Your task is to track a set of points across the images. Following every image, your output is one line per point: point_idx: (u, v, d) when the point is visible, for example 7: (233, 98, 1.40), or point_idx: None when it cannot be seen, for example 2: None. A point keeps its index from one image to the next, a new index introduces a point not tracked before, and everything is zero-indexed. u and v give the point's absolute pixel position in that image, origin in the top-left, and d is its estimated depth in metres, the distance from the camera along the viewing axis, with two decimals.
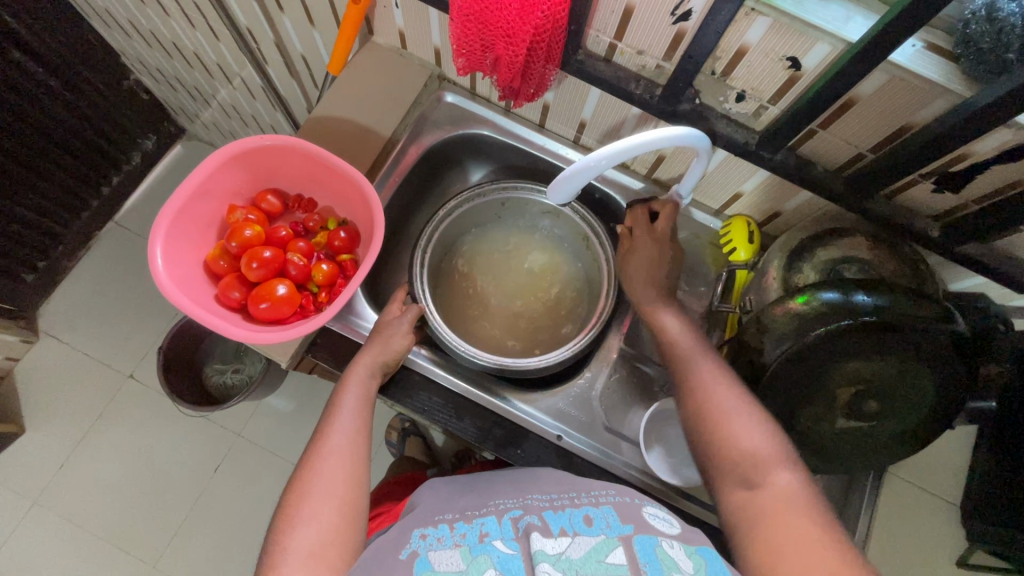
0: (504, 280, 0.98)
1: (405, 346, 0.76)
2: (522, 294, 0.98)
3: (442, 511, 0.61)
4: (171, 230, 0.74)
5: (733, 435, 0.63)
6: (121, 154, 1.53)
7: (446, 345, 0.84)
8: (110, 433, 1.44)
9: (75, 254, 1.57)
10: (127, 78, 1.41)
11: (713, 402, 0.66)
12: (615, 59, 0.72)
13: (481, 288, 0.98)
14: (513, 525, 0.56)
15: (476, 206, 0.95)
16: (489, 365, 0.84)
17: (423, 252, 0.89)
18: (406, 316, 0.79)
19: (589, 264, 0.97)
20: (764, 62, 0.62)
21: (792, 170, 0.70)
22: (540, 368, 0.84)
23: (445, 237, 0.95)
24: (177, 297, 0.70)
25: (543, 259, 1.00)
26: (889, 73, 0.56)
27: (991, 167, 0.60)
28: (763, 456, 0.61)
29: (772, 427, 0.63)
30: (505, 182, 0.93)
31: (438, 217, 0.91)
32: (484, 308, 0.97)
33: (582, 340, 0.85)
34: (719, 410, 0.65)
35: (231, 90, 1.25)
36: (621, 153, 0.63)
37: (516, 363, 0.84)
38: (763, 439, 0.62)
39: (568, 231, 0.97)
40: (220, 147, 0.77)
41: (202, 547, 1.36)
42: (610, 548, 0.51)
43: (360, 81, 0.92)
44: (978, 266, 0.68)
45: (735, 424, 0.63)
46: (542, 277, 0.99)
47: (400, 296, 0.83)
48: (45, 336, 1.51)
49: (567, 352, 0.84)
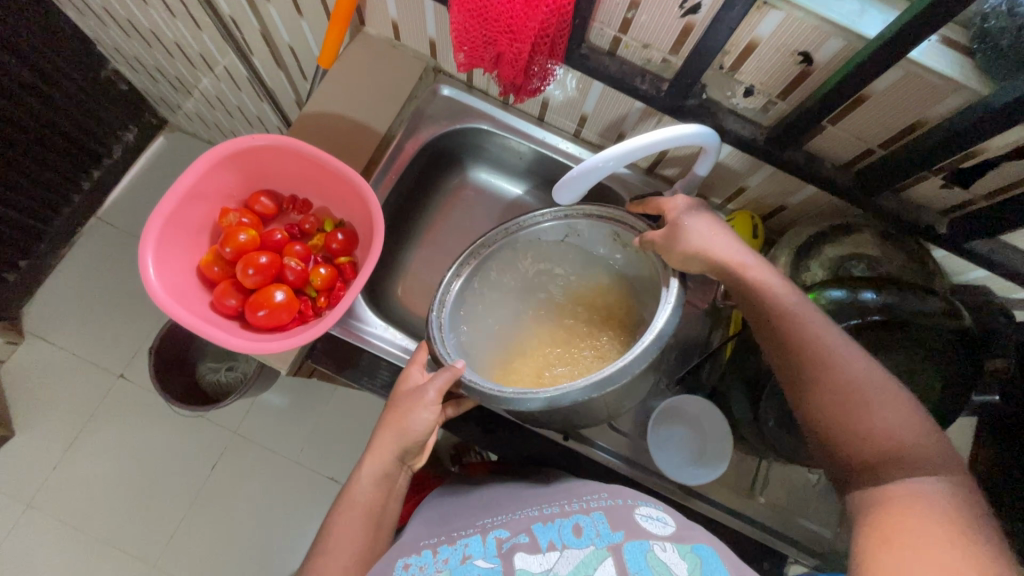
0: (538, 338, 0.81)
1: (427, 421, 0.66)
2: (562, 349, 0.79)
3: (429, 536, 0.63)
4: (162, 237, 0.72)
5: (876, 424, 0.52)
6: (102, 149, 1.48)
7: (490, 401, 0.65)
8: (103, 433, 1.42)
9: (57, 251, 1.52)
10: (104, 67, 1.35)
11: (849, 379, 0.54)
12: (619, 53, 0.70)
13: (518, 338, 0.81)
14: (497, 544, 0.58)
15: (499, 257, 0.82)
16: (540, 402, 0.63)
17: (442, 312, 0.75)
18: (439, 379, 0.65)
19: (641, 269, 0.80)
20: (776, 57, 0.60)
21: (801, 167, 0.69)
22: (612, 380, 0.62)
23: (476, 289, 0.81)
24: (173, 308, 0.67)
25: (584, 283, 0.84)
26: (905, 69, 0.54)
27: (1001, 164, 0.60)
28: (908, 452, 0.50)
29: (915, 403, 0.53)
30: (506, 224, 0.81)
31: (450, 277, 0.78)
32: (519, 358, 0.79)
33: (670, 312, 0.64)
34: (856, 392, 0.53)
35: (214, 80, 1.20)
36: (630, 154, 0.62)
37: (587, 385, 0.62)
38: (913, 424, 0.51)
39: (606, 237, 0.81)
40: (210, 148, 0.74)
41: (202, 547, 1.35)
42: (599, 560, 0.53)
43: (353, 75, 0.88)
44: (985, 261, 0.68)
45: (881, 408, 0.52)
46: (582, 308, 0.83)
47: (421, 357, 0.71)
48: (30, 337, 1.47)
49: (653, 337, 0.63)
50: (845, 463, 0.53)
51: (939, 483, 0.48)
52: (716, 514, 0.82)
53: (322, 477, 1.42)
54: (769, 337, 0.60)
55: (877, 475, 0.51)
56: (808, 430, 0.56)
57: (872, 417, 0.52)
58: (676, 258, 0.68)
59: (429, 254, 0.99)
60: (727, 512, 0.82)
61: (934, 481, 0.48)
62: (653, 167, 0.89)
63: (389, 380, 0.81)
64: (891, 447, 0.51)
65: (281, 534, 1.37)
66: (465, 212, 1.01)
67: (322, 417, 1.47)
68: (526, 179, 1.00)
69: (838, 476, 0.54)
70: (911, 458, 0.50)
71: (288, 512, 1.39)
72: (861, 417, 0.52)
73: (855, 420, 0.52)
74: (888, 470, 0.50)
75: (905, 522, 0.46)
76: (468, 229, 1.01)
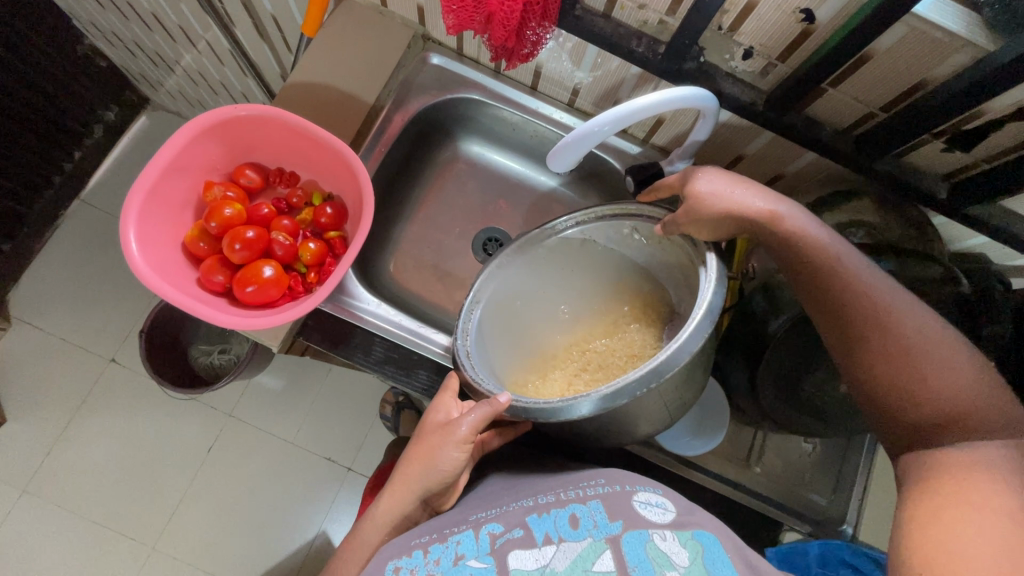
0: (566, 351, 0.80)
1: (454, 462, 0.63)
2: (591, 358, 0.78)
3: (419, 533, 0.61)
4: (144, 211, 0.70)
5: (931, 384, 0.52)
6: (82, 128, 1.44)
7: (540, 415, 0.60)
8: (96, 418, 1.40)
9: (41, 234, 1.48)
10: (81, 43, 1.29)
11: (905, 335, 0.54)
12: (615, 15, 0.68)
13: (547, 346, 0.80)
14: (490, 540, 0.58)
15: (518, 270, 0.79)
16: (593, 405, 0.57)
17: (467, 341, 0.71)
18: (473, 414, 0.62)
19: (667, 259, 0.75)
20: (776, 15, 0.58)
21: (801, 133, 0.67)
22: (668, 366, 0.56)
23: (501, 300, 0.78)
24: (157, 285, 0.65)
25: (597, 278, 0.81)
26: (909, 26, 0.53)
27: (1006, 125, 0.59)
28: (965, 409, 0.51)
29: (968, 356, 0.53)
30: (519, 245, 0.76)
31: (469, 306, 0.74)
32: (550, 366, 0.79)
33: (714, 287, 0.60)
34: (907, 353, 0.53)
35: (196, 54, 1.16)
36: (626, 116, 0.61)
37: (641, 378, 0.56)
38: (969, 378, 0.52)
39: (622, 235, 0.77)
40: (193, 118, 0.72)
41: (202, 528, 1.35)
42: (596, 553, 0.53)
43: (338, 43, 0.85)
44: (982, 226, 0.67)
45: (934, 369, 0.52)
46: (604, 319, 0.80)
47: (454, 384, 0.68)
48: (17, 323, 1.44)
49: (703, 312, 0.57)
50: (900, 426, 0.54)
51: (994, 442, 0.49)
52: (716, 486, 0.82)
53: (321, 457, 1.42)
54: (817, 299, 0.59)
55: (933, 434, 0.52)
56: (860, 392, 0.56)
57: (929, 379, 0.52)
58: (706, 232, 0.63)
59: (423, 230, 0.97)
60: (726, 483, 0.82)
61: (990, 441, 0.49)
62: (650, 137, 0.87)
63: (383, 356, 0.80)
64: (950, 406, 0.51)
65: (281, 515, 1.38)
66: (458, 187, 1.00)
67: (318, 399, 1.46)
68: (519, 152, 0.99)
69: (887, 436, 0.56)
70: (968, 414, 0.50)
71: (287, 493, 1.39)
72: (915, 378, 0.53)
73: (912, 379, 0.53)
74: (938, 430, 0.51)
75: (958, 489, 0.48)
76: (462, 204, 0.99)
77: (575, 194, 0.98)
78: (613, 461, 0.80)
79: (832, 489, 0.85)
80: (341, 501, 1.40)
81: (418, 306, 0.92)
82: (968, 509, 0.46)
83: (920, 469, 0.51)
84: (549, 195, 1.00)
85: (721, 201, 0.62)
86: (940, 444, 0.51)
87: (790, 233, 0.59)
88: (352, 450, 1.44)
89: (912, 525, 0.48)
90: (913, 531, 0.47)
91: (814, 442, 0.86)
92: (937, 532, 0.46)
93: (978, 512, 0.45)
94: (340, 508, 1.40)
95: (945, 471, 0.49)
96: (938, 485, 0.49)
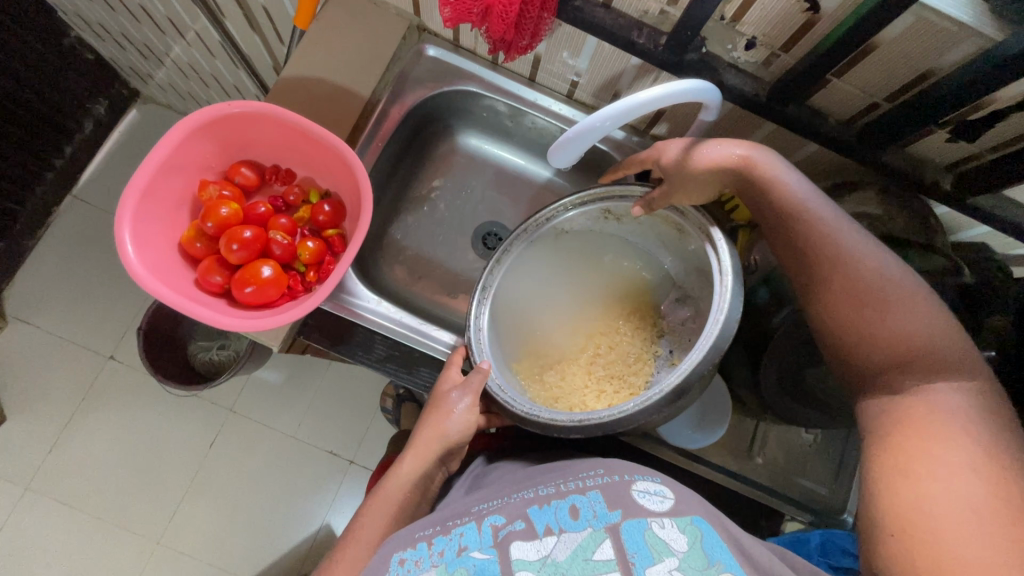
0: (574, 340, 0.79)
1: (464, 424, 0.67)
2: (600, 343, 0.79)
3: (423, 525, 0.61)
4: (138, 212, 0.69)
5: (890, 327, 0.53)
6: (71, 123, 1.41)
7: (611, 426, 0.59)
8: (97, 415, 1.40)
9: (34, 232, 1.47)
10: (68, 35, 1.26)
11: (864, 278, 0.55)
12: (615, 5, 0.66)
13: (552, 342, 0.79)
14: (493, 532, 0.58)
15: (510, 283, 0.78)
16: (665, 399, 0.57)
17: (496, 376, 0.69)
18: (473, 382, 0.67)
19: (655, 234, 0.77)
20: (780, 5, 0.57)
21: (805, 124, 0.67)
22: (725, 339, 0.57)
23: (501, 315, 0.77)
24: (156, 287, 0.65)
25: (581, 264, 0.82)
26: (917, 15, 0.52)
27: (1010, 115, 0.58)
28: (921, 349, 0.51)
29: (928, 299, 0.53)
30: (493, 265, 0.74)
31: (476, 336, 0.71)
32: (562, 362, 0.78)
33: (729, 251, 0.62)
34: (865, 296, 0.54)
35: (186, 46, 1.13)
36: (627, 112, 0.61)
37: (704, 357, 0.57)
38: (928, 321, 0.52)
39: (595, 218, 0.78)
40: (186, 116, 0.70)
41: (206, 521, 1.36)
42: (596, 543, 0.54)
43: (331, 36, 0.83)
44: (986, 216, 0.67)
45: (895, 311, 0.53)
46: (599, 303, 0.81)
47: (458, 358, 0.72)
48: (13, 321, 1.43)
49: (730, 275, 0.60)
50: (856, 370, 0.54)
51: (950, 382, 0.49)
52: (715, 476, 0.83)
53: (322, 451, 1.43)
54: (787, 249, 0.60)
55: (890, 377, 0.52)
56: (823, 339, 0.57)
57: (890, 321, 0.53)
58: (695, 194, 0.66)
59: (421, 225, 0.96)
60: (726, 473, 0.83)
61: (948, 381, 0.49)
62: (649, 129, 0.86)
63: (385, 354, 0.80)
64: (904, 345, 0.52)
65: (284, 507, 1.39)
66: (456, 181, 0.98)
67: (318, 393, 1.46)
68: (517, 144, 0.97)
69: (851, 386, 0.56)
70: (924, 353, 0.51)
71: (289, 487, 1.40)
72: (875, 322, 0.53)
73: (870, 322, 0.53)
74: (897, 375, 0.52)
75: (923, 444, 0.47)
76: (461, 198, 0.98)
77: (575, 187, 0.97)
78: (616, 454, 0.80)
79: (833, 478, 0.85)
80: (344, 494, 1.40)
81: (417, 303, 0.91)
82: (934, 467, 0.45)
83: (881, 420, 0.51)
84: (547, 188, 0.99)
85: (703, 169, 0.64)
86: (898, 390, 0.51)
87: (765, 179, 0.61)
88: (353, 443, 1.44)
89: (879, 487, 0.48)
90: (881, 489, 0.48)
91: (815, 432, 0.87)
92: (905, 493, 0.46)
93: (946, 470, 0.45)
94: (342, 500, 1.40)
95: (908, 422, 0.49)
96: (902, 444, 0.48)
